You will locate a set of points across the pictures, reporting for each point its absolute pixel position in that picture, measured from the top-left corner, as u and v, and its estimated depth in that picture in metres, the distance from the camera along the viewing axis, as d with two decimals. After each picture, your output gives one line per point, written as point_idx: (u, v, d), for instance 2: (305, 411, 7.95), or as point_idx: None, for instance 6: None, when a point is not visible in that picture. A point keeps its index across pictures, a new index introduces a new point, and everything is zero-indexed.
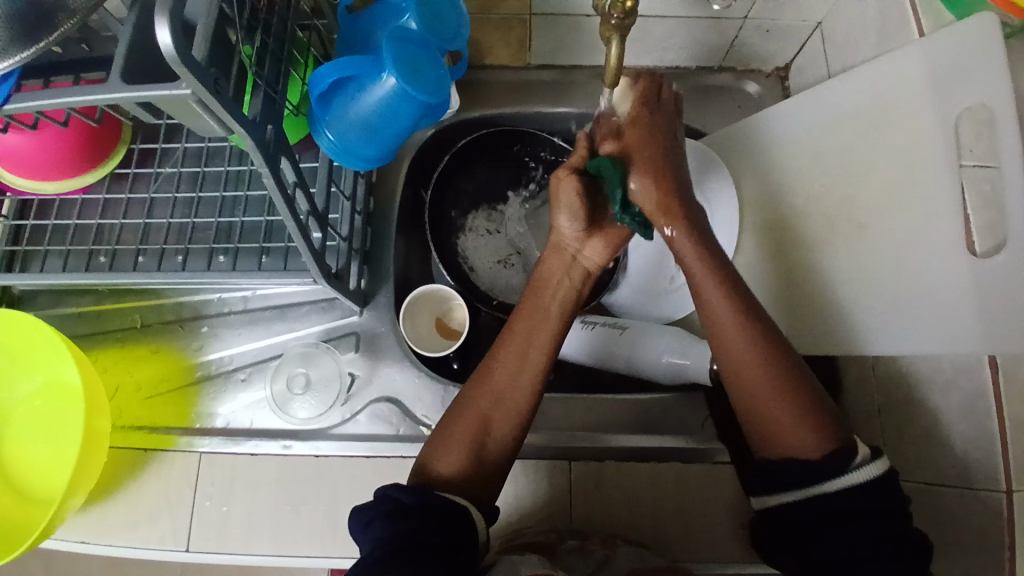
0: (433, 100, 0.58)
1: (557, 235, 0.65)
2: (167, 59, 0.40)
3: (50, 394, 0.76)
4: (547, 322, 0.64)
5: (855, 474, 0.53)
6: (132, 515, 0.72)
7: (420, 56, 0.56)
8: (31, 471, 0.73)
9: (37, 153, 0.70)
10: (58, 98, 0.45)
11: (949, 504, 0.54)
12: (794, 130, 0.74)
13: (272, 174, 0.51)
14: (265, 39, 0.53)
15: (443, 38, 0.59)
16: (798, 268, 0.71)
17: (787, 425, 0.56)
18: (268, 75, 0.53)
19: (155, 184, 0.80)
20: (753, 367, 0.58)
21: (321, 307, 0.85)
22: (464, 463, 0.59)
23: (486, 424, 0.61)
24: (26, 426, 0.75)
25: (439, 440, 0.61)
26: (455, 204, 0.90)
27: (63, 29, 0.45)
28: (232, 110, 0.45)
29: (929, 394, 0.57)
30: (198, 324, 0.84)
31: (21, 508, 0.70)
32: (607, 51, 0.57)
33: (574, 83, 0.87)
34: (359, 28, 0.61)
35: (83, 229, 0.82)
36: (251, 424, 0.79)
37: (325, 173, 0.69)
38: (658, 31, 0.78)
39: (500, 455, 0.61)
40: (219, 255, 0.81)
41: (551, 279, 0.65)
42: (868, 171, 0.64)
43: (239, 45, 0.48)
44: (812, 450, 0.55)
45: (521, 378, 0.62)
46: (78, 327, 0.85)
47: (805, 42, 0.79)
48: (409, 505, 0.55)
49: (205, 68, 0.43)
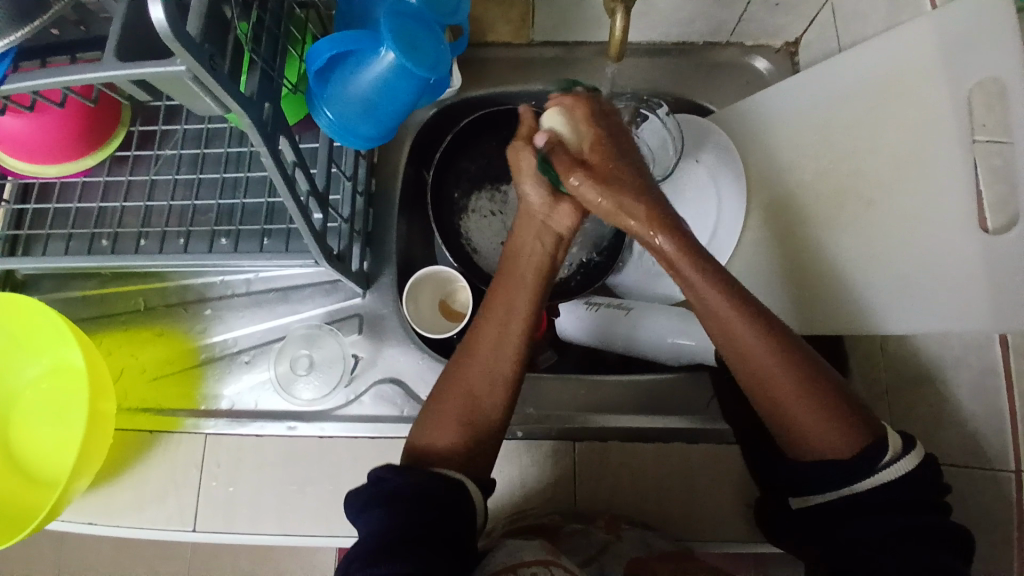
0: (432, 76, 0.57)
1: (525, 205, 0.64)
2: (161, 36, 0.39)
3: (56, 378, 0.76)
4: (522, 290, 0.63)
5: (889, 471, 0.51)
6: (140, 496, 0.73)
7: (419, 30, 0.55)
8: (39, 454, 0.74)
9: (35, 136, 0.70)
10: (52, 78, 0.45)
11: (956, 483, 0.54)
12: (802, 107, 0.72)
13: (271, 154, 0.51)
14: (262, 15, 0.52)
15: (442, 12, 0.58)
16: (805, 247, 0.70)
17: (813, 429, 0.54)
18: (265, 52, 0.52)
19: (156, 166, 0.80)
20: (741, 326, 0.56)
21: (324, 289, 0.84)
22: (457, 438, 0.59)
23: (473, 398, 0.60)
24: (33, 409, 0.75)
25: (428, 421, 0.60)
26: (458, 185, 0.89)
27: (57, 9, 0.44)
28: (229, 88, 0.44)
29: (937, 374, 0.57)
30: (202, 307, 0.84)
31: (30, 490, 0.71)
32: (612, 22, 0.59)
33: (578, 61, 0.86)
34: (356, 2, 0.60)
35: (85, 213, 0.82)
36: (256, 405, 0.79)
37: (325, 153, 0.68)
38: (664, 5, 0.76)
39: (492, 425, 0.60)
40: (222, 237, 0.81)
41: (524, 251, 0.64)
42: (878, 148, 0.63)
43: (234, 21, 0.47)
44: (842, 448, 0.53)
45: (501, 351, 0.61)
46: (82, 311, 0.85)
47: (815, 15, 0.77)
48: (402, 488, 0.54)
49: (200, 45, 0.42)
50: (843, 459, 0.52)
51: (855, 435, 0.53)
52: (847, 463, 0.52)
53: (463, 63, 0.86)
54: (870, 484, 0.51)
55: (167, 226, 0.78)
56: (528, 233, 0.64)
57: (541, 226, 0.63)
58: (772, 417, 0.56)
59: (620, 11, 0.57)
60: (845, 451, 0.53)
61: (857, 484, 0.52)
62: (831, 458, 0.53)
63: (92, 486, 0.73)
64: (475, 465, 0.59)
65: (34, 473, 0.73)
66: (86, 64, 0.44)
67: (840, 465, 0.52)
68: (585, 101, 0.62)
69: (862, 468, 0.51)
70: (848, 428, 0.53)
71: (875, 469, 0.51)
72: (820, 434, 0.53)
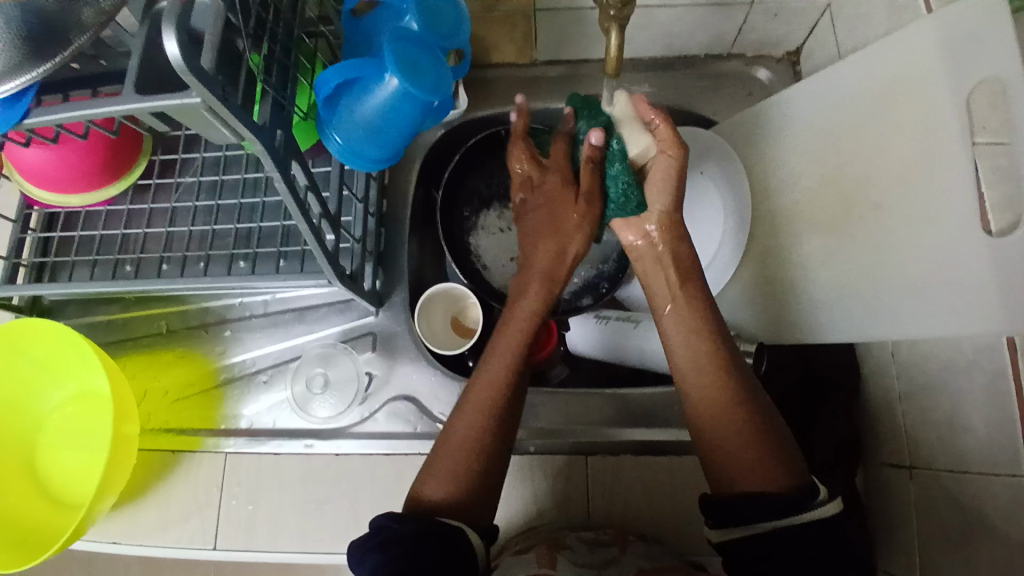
0: (434, 97, 0.58)
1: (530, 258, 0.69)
2: (176, 69, 0.41)
3: (82, 402, 0.78)
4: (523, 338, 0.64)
5: (819, 511, 0.50)
6: (162, 515, 0.75)
7: (421, 55, 0.57)
8: (65, 476, 0.76)
9: (60, 168, 0.73)
10: (76, 112, 0.47)
11: (974, 492, 0.53)
12: (805, 114, 0.73)
13: (283, 178, 0.53)
14: (272, 47, 0.55)
15: (442, 37, 0.60)
16: (813, 253, 0.70)
17: (760, 460, 0.54)
18: (276, 82, 0.54)
19: (177, 193, 0.83)
20: (717, 398, 0.58)
21: (339, 308, 0.86)
22: (455, 487, 0.56)
23: (477, 448, 0.58)
24: (60, 433, 0.78)
25: (427, 470, 0.58)
26: (469, 203, 0.91)
27: (77, 45, 0.46)
28: (241, 117, 0.46)
29: (952, 378, 0.56)
30: (221, 329, 0.87)
31: (57, 511, 0.73)
32: (607, 41, 0.60)
33: (582, 77, 0.87)
34: (360, 31, 0.62)
35: (109, 240, 0.85)
36: (273, 424, 0.80)
37: (337, 176, 0.70)
38: (663, 20, 0.77)
39: (491, 478, 0.58)
40: (240, 260, 0.84)
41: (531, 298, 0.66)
42: (882, 152, 0.63)
43: (246, 53, 0.49)
44: (778, 484, 0.52)
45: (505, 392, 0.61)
46: (107, 335, 0.88)
47: (815, 23, 0.78)
48: (400, 532, 0.52)
49: (214, 76, 0.44)
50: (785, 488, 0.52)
51: (786, 476, 0.53)
52: (780, 496, 0.51)
53: (467, 84, 0.88)
54: (799, 519, 0.50)
55: (187, 251, 0.80)
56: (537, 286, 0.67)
57: (545, 281, 0.67)
58: (720, 469, 0.56)
59: (615, 28, 0.59)
60: (776, 486, 0.52)
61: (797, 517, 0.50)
62: (762, 494, 0.52)
63: (116, 506, 0.75)
64: (479, 513, 0.56)
65: (61, 494, 0.75)
66: (108, 99, 0.47)
67: (784, 495, 0.51)
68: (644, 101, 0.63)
69: (794, 504, 0.50)
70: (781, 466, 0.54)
71: (809, 505, 0.50)
72: (760, 470, 0.54)
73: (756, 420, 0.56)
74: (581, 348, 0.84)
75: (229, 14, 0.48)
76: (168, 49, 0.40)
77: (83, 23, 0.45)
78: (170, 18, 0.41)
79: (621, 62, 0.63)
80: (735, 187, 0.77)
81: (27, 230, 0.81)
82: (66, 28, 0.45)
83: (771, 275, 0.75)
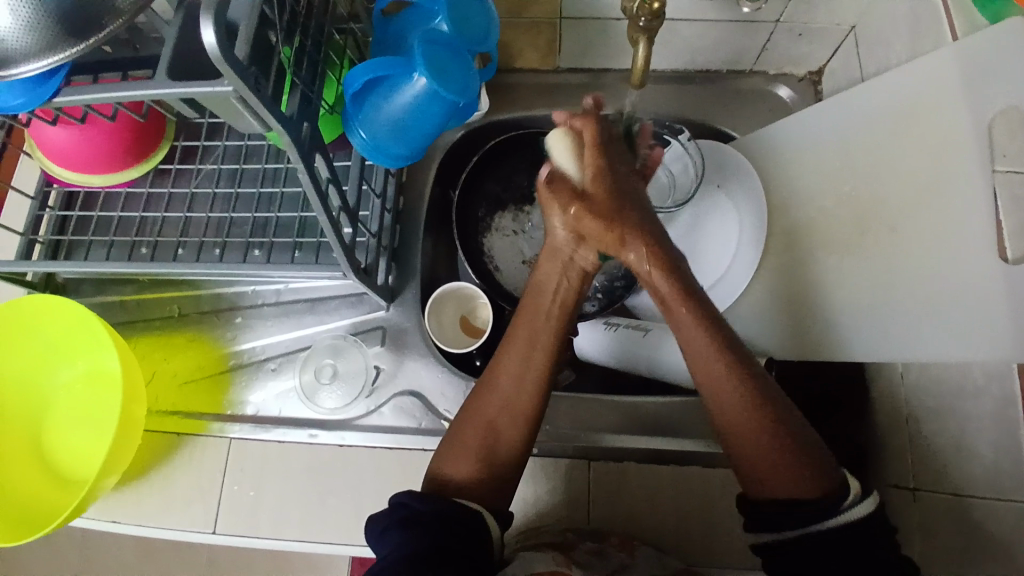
0: (461, 100, 0.59)
1: (550, 238, 0.60)
2: (211, 58, 0.42)
3: (92, 380, 0.79)
4: (547, 327, 0.61)
5: (849, 514, 0.52)
6: (165, 497, 0.75)
7: (449, 57, 0.58)
8: (72, 452, 0.77)
9: (85, 147, 0.74)
10: (106, 94, 0.48)
11: (977, 518, 0.53)
12: (825, 135, 0.73)
13: (307, 170, 0.53)
14: (304, 41, 0.56)
15: (471, 40, 0.61)
16: (826, 272, 0.71)
17: (782, 469, 0.54)
18: (306, 76, 0.55)
19: (197, 180, 0.84)
20: (745, 415, 0.56)
21: (350, 302, 0.87)
22: (475, 470, 0.60)
23: (495, 433, 0.61)
24: (69, 409, 0.79)
25: (448, 448, 0.61)
26: (484, 204, 0.91)
27: (111, 29, 0.46)
28: (271, 108, 0.47)
29: (960, 403, 0.56)
30: (232, 315, 0.88)
31: (62, 487, 0.74)
32: (634, 53, 0.61)
33: (603, 86, 0.88)
34: (391, 31, 0.63)
35: (127, 222, 0.86)
36: (280, 413, 0.82)
37: (357, 171, 0.71)
38: (688, 34, 0.78)
39: (507, 463, 0.61)
40: (255, 249, 0.84)
41: (549, 285, 0.61)
42: (900, 176, 0.63)
43: (279, 46, 0.50)
44: (810, 492, 0.54)
45: (526, 380, 0.61)
46: (120, 315, 0.89)
47: (838, 45, 0.78)
48: (421, 513, 0.56)
49: (247, 67, 0.45)
50: (819, 495, 0.53)
51: (817, 476, 0.54)
52: (809, 505, 0.53)
53: (489, 87, 0.89)
54: (835, 522, 0.52)
55: (204, 236, 0.81)
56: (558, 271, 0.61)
57: (557, 254, 0.60)
58: (744, 471, 0.57)
59: (643, 41, 0.60)
60: (804, 490, 0.54)
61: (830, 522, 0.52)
62: (798, 504, 0.53)
63: (120, 485, 0.76)
64: (496, 497, 0.60)
65: (65, 471, 0.76)
66: (140, 83, 0.47)
67: (811, 503, 0.53)
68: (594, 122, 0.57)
69: (824, 512, 0.52)
70: (810, 467, 0.54)
71: (837, 510, 0.52)
72: (780, 473, 0.55)
73: (779, 428, 0.55)
74: (589, 355, 0.84)
75: (266, 8, 0.49)
76: (206, 38, 0.41)
77: (117, 5, 0.45)
78: (209, 8, 0.41)
79: (646, 74, 0.64)
80: (748, 202, 0.78)
81: (48, 207, 0.82)
82: (101, 10, 0.45)
83: (781, 291, 0.75)
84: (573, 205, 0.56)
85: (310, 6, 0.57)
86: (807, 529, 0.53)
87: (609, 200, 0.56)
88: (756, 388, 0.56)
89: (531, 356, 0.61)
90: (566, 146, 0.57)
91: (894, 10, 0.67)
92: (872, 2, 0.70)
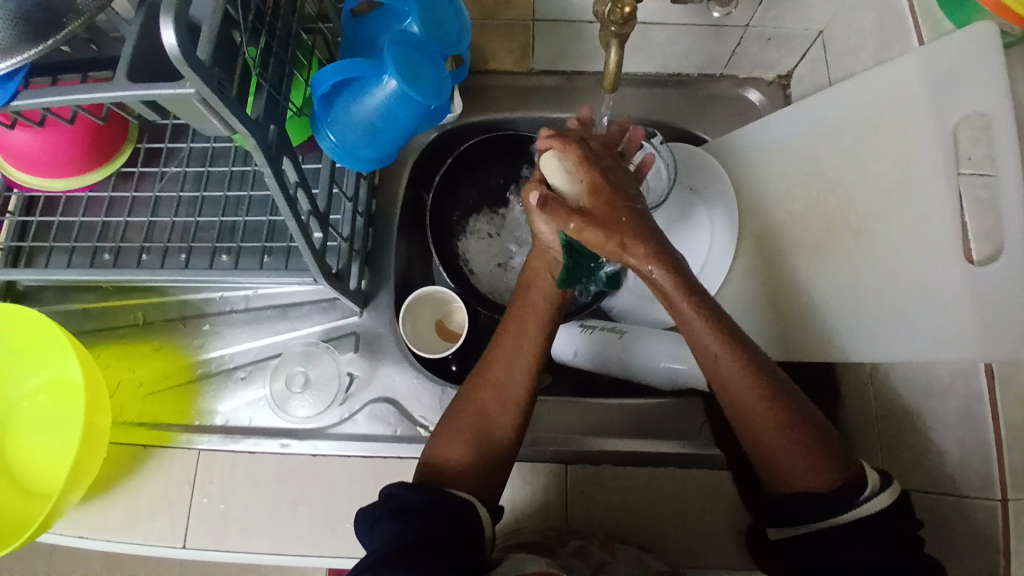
0: (433, 103, 0.59)
1: (538, 237, 0.65)
2: (172, 60, 0.40)
3: (54, 390, 0.76)
4: (536, 315, 0.65)
5: (866, 508, 0.53)
6: (132, 511, 0.73)
7: (420, 60, 0.57)
8: (32, 466, 0.74)
9: (41, 150, 0.71)
10: (63, 97, 0.46)
11: (947, 513, 0.54)
12: (794, 138, 0.74)
13: (274, 174, 0.52)
14: (270, 43, 0.54)
15: (443, 43, 0.60)
16: (796, 273, 0.72)
17: (800, 462, 0.56)
18: (272, 77, 0.54)
19: (161, 183, 0.82)
20: (751, 393, 0.57)
21: (322, 307, 0.86)
22: (467, 455, 0.60)
23: (485, 417, 0.62)
24: (29, 421, 0.75)
25: (439, 436, 0.62)
26: (457, 207, 0.91)
27: (70, 29, 0.45)
28: (235, 111, 0.46)
29: (927, 401, 0.57)
30: (200, 322, 0.85)
31: (22, 503, 0.71)
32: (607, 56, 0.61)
33: (576, 90, 0.88)
34: (361, 32, 0.62)
35: (88, 228, 0.83)
36: (250, 422, 0.79)
37: (327, 174, 0.70)
38: (660, 39, 0.78)
39: (501, 446, 0.62)
40: (222, 254, 0.82)
41: (536, 275, 0.66)
42: (867, 180, 0.64)
43: (243, 47, 0.49)
44: (824, 484, 0.55)
45: (516, 369, 0.64)
46: (83, 323, 0.85)
47: (807, 50, 0.79)
48: (416, 503, 0.55)
49: (210, 69, 0.43)
50: (828, 493, 0.54)
51: (839, 473, 0.55)
52: (826, 499, 0.54)
53: (463, 89, 0.88)
54: (851, 515, 0.53)
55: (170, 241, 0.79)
56: (544, 266, 0.66)
57: (555, 260, 0.65)
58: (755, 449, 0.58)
59: (615, 45, 0.59)
60: (824, 485, 0.55)
61: (843, 515, 0.53)
62: (811, 494, 0.55)
63: (86, 500, 0.73)
64: (488, 481, 0.60)
65: (30, 484, 0.73)
66: (97, 85, 0.46)
67: (822, 498, 0.54)
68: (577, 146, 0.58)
69: (838, 505, 0.53)
70: (833, 465, 0.56)
71: (855, 503, 0.53)
72: (808, 473, 0.55)
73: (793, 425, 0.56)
74: (566, 358, 0.83)
75: (229, 8, 0.47)
76: (166, 39, 0.39)
77: (76, 5, 0.44)
78: (169, 8, 0.40)
79: (618, 78, 0.63)
80: (722, 202, 0.78)
81: (5, 213, 0.79)
82: (60, 10, 0.43)
83: (753, 293, 0.76)
84: (572, 219, 0.54)
85: (276, 6, 0.56)
86: (819, 521, 0.54)
87: (608, 215, 0.55)
88: (782, 399, 0.57)
89: (519, 346, 0.64)
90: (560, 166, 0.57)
91: (860, 17, 0.68)
92: (839, 8, 0.71)
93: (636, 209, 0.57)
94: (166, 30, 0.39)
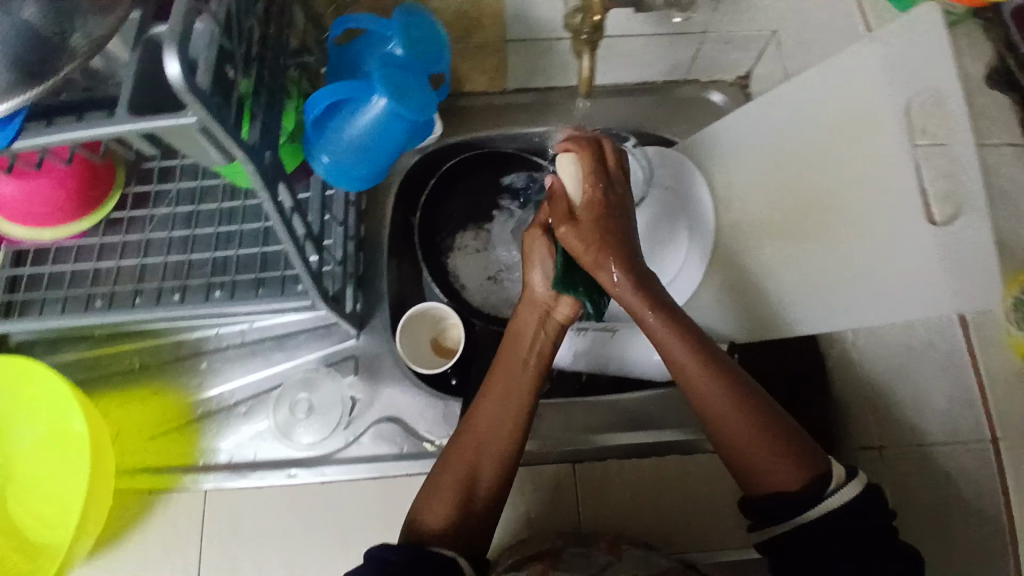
0: (421, 116, 0.64)
1: (529, 293, 0.69)
2: (174, 88, 0.43)
3: (51, 444, 0.74)
4: (525, 373, 0.66)
5: (831, 500, 0.54)
6: (142, 556, 0.73)
7: (407, 80, 0.63)
8: (35, 525, 0.72)
9: (31, 201, 0.72)
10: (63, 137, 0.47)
11: (947, 466, 0.56)
12: (761, 131, 0.79)
13: (271, 198, 0.54)
14: (262, 73, 0.57)
15: (427, 62, 0.67)
16: (776, 257, 0.75)
17: (766, 462, 0.57)
18: (263, 103, 0.56)
19: (150, 227, 0.83)
20: (743, 425, 0.58)
21: (320, 333, 0.85)
22: (453, 515, 0.59)
23: (469, 477, 0.61)
24: (29, 479, 0.74)
25: (426, 498, 0.61)
26: (444, 227, 0.92)
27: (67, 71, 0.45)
28: (232, 135, 0.48)
29: (915, 363, 0.60)
30: (197, 361, 0.84)
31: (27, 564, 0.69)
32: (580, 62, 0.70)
33: (551, 104, 0.91)
34: (348, 58, 0.67)
35: (79, 275, 0.83)
36: (255, 456, 0.78)
37: (319, 201, 0.72)
38: (626, 49, 0.83)
39: (485, 505, 0.61)
40: (216, 289, 0.81)
41: (528, 331, 0.68)
42: (835, 161, 0.68)
43: (237, 80, 0.51)
44: (791, 481, 0.56)
45: (498, 427, 0.63)
46: (77, 374, 0.84)
47: (763, 50, 0.85)
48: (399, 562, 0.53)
49: (209, 95, 0.45)
50: (794, 486, 0.56)
51: (806, 469, 0.56)
52: (794, 495, 0.55)
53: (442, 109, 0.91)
54: (817, 510, 0.54)
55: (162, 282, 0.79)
56: (528, 318, 0.68)
57: (544, 310, 0.68)
58: (736, 467, 0.60)
59: (587, 52, 0.68)
60: (790, 481, 0.56)
61: (811, 509, 0.54)
62: (783, 493, 0.56)
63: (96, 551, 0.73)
64: (472, 545, 0.59)
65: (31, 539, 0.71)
66: (94, 122, 0.47)
67: (786, 497, 0.55)
68: (592, 148, 0.68)
69: (804, 501, 0.54)
70: (800, 459, 0.57)
71: (820, 496, 0.54)
72: (771, 470, 0.57)
73: (761, 423, 0.58)
74: (564, 363, 0.82)
75: (224, 40, 0.49)
76: (170, 70, 0.42)
77: (70, 48, 0.45)
78: (171, 41, 0.42)
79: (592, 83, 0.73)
80: (699, 202, 0.83)
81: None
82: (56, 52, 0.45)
83: (738, 281, 0.79)
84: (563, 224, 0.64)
85: (267, 38, 0.58)
86: (790, 520, 0.55)
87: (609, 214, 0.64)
88: (762, 416, 0.59)
89: (507, 398, 0.64)
90: (573, 164, 0.67)
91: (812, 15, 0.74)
92: (790, 9, 0.76)
93: (620, 224, 0.64)
94: (170, 62, 0.42)
